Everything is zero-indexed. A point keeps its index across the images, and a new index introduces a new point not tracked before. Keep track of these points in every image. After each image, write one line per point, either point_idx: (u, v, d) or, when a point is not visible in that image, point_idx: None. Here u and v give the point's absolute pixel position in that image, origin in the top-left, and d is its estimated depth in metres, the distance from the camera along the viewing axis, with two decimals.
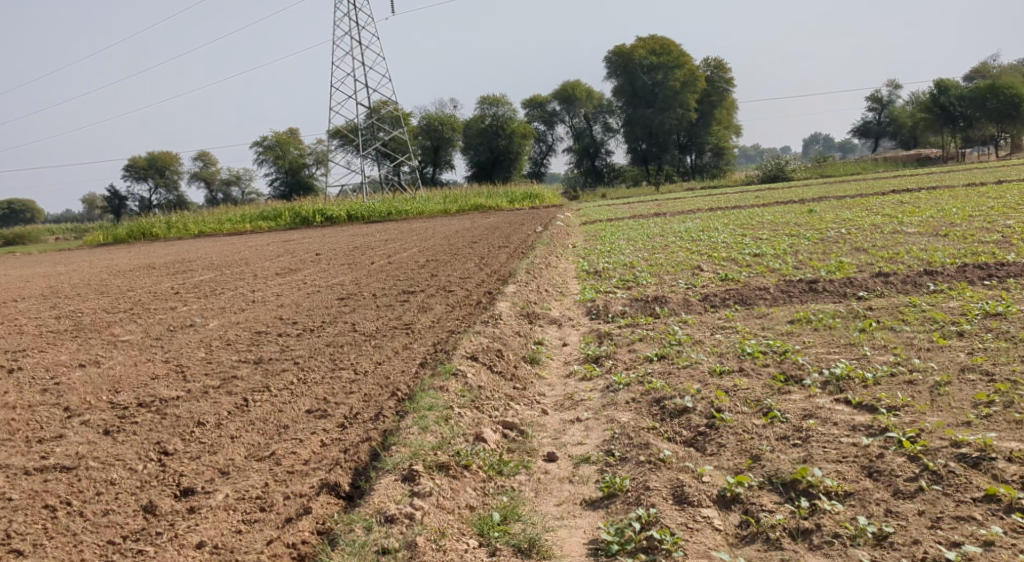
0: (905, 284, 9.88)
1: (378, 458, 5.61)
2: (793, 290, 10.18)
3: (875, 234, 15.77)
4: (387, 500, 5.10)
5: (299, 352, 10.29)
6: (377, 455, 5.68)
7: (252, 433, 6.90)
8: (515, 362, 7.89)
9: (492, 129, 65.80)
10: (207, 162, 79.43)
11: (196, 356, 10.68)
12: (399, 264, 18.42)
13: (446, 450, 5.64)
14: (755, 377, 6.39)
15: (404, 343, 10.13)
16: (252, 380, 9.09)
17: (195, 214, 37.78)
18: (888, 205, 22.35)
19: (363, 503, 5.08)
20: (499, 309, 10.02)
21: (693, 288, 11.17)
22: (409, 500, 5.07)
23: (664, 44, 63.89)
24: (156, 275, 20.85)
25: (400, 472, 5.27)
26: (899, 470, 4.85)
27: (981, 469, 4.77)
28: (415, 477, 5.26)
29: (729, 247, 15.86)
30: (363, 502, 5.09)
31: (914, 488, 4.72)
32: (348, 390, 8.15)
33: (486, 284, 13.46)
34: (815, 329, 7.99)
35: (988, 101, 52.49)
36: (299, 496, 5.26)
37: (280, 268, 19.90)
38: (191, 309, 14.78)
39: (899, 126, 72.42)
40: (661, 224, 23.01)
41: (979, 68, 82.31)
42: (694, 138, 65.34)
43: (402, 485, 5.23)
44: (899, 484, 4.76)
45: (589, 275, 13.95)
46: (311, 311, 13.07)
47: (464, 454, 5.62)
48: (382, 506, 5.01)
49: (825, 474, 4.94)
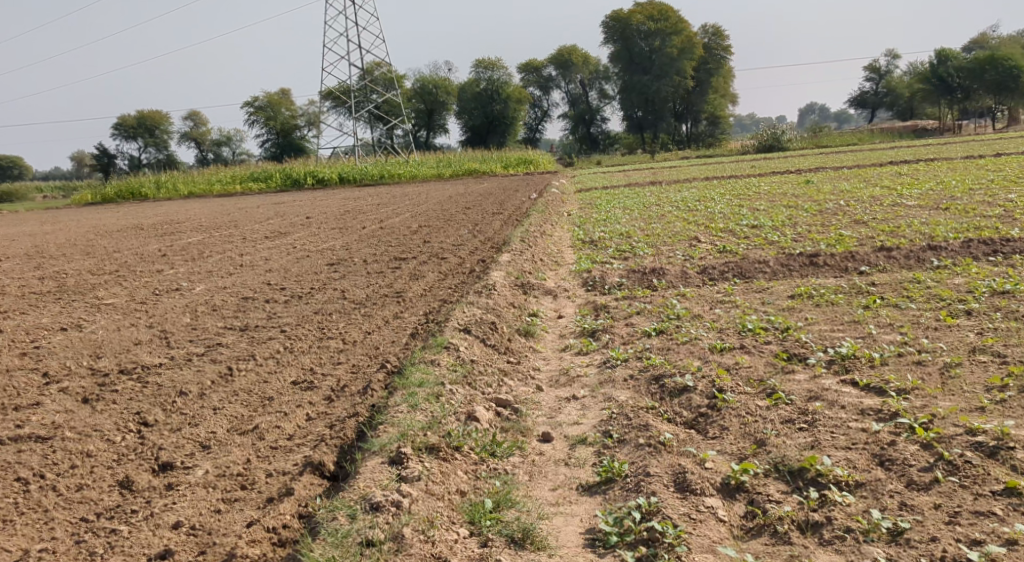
0: (909, 259, 9.66)
1: (366, 438, 5.40)
2: (793, 263, 9.95)
3: (874, 206, 15.52)
4: (375, 484, 4.88)
5: (287, 319, 10.06)
6: (364, 434, 5.46)
7: (236, 404, 6.68)
8: (508, 335, 7.66)
9: (487, 93, 64.92)
10: (198, 122, 78.51)
11: (181, 322, 10.43)
12: (392, 229, 18.12)
13: (438, 429, 5.42)
14: (757, 354, 6.19)
15: (394, 312, 9.90)
16: (238, 348, 8.85)
17: (186, 174, 37.31)
18: (886, 177, 22.08)
19: (350, 487, 4.86)
20: (492, 278, 9.77)
21: (691, 260, 10.93)
22: (399, 484, 4.85)
23: (662, 10, 63.12)
24: (143, 236, 20.52)
25: (388, 454, 5.04)
26: (913, 460, 4.65)
27: (998, 460, 4.57)
28: (405, 460, 5.04)
29: (727, 217, 15.60)
30: (350, 486, 4.87)
31: (929, 479, 4.52)
32: (337, 361, 7.92)
33: (479, 252, 13.20)
34: (818, 305, 7.77)
35: (987, 72, 51.90)
36: (284, 478, 5.04)
37: (269, 231, 19.57)
38: (177, 272, 14.49)
39: (896, 97, 71.93)
40: (657, 193, 22.71)
41: (979, 39, 81.56)
42: (690, 106, 64.74)
43: (392, 466, 5.02)
44: (913, 475, 4.56)
45: (584, 244, 13.69)
46: (300, 277, 12.80)
47: (457, 434, 5.41)
48: (369, 492, 4.79)
49: (834, 463, 4.74)
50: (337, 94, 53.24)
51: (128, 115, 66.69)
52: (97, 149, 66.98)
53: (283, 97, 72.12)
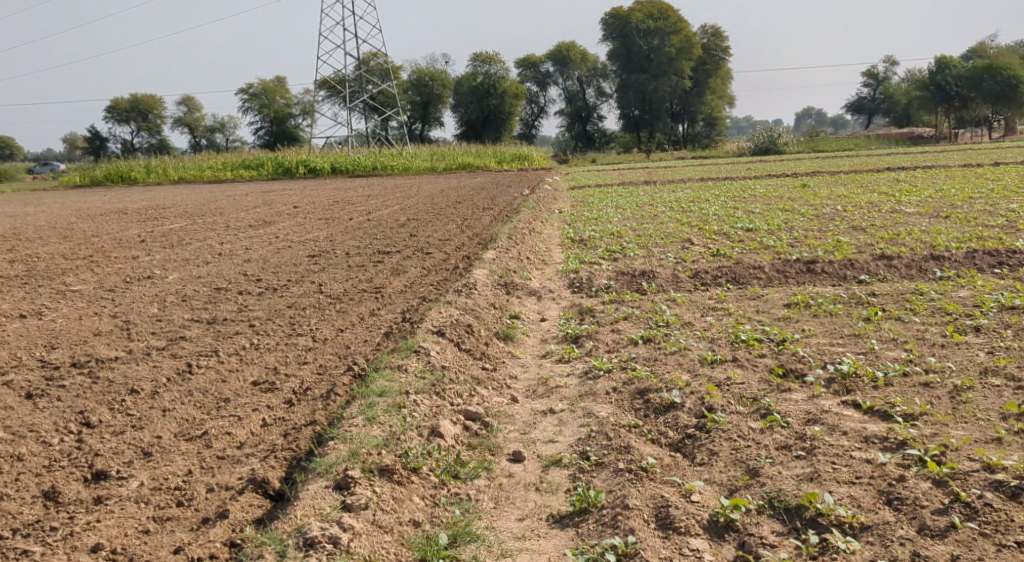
0: (910, 268, 9.23)
1: (316, 454, 4.93)
2: (789, 270, 9.50)
3: (872, 213, 15.11)
4: (318, 514, 4.42)
5: (258, 313, 9.55)
6: (312, 450, 5.01)
7: (189, 406, 6.19)
8: (485, 338, 7.18)
9: (484, 87, 64.09)
10: (192, 108, 77.75)
11: (147, 312, 9.93)
12: (379, 221, 17.60)
13: (396, 447, 4.96)
14: (750, 368, 5.74)
15: (371, 309, 9.40)
16: (202, 342, 8.36)
17: (176, 159, 36.70)
18: (884, 183, 21.69)
19: (289, 516, 4.41)
20: (474, 277, 9.30)
21: (683, 263, 10.50)
22: (344, 516, 4.39)
23: (661, 9, 62.79)
24: (125, 221, 19.98)
25: (333, 480, 4.58)
26: (925, 500, 4.21)
27: (1021, 503, 4.13)
28: (352, 486, 4.57)
29: (721, 219, 15.16)
30: (291, 514, 4.41)
31: (945, 524, 4.08)
32: (304, 360, 7.43)
33: (465, 248, 12.72)
34: (815, 315, 7.32)
35: (985, 81, 51.60)
36: (228, 505, 4.60)
37: (254, 220, 19.03)
38: (153, 259, 13.98)
39: (893, 104, 71.77)
40: (650, 193, 22.27)
41: (978, 48, 81.53)
42: (687, 106, 64.15)
43: (342, 492, 4.58)
44: (925, 518, 4.12)
45: (574, 243, 13.25)
46: (278, 268, 12.29)
47: (416, 454, 4.95)
48: (306, 523, 4.34)
49: (837, 501, 4.29)
50: (332, 83, 52.64)
51: (121, 98, 65.92)
52: (89, 132, 66.24)
53: (279, 84, 71.34)
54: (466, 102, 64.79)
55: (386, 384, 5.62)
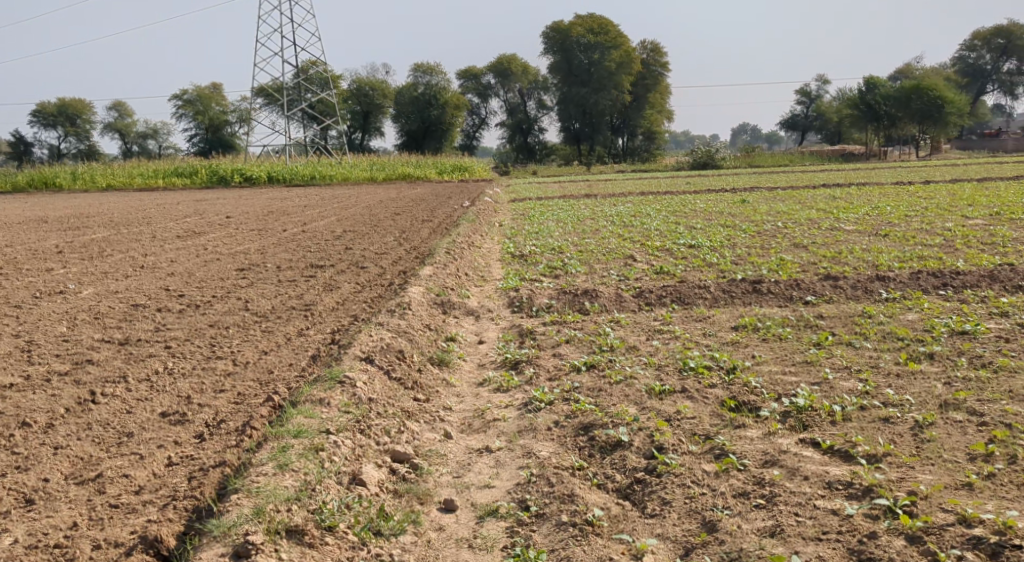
0: (856, 289, 9.02)
1: (210, 514, 4.58)
2: (735, 289, 9.21)
3: (812, 230, 15.04)
4: None
5: (176, 333, 8.90)
6: (207, 508, 4.63)
7: (87, 442, 5.61)
8: (418, 365, 6.70)
9: (424, 98, 63.46)
10: (123, 113, 75.51)
11: (54, 330, 9.23)
12: (314, 233, 16.96)
13: (311, 503, 4.51)
14: (700, 400, 5.39)
15: (300, 328, 8.84)
16: (111, 366, 7.73)
17: (104, 166, 35.31)
18: (821, 199, 21.78)
19: None
20: (409, 295, 8.81)
21: (626, 281, 10.19)
22: None
23: (602, 23, 62.99)
24: (44, 230, 18.96)
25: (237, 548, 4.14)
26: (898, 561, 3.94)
27: None
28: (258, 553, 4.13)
29: (663, 235, 14.91)
30: None
31: None
32: (221, 387, 6.86)
33: (402, 263, 12.20)
34: (765, 340, 7.02)
35: (913, 101, 52.95)
36: None
37: (182, 230, 18.22)
38: (69, 271, 13.15)
39: (826, 121, 73.44)
40: (591, 206, 22.00)
41: (905, 69, 84.08)
42: (627, 120, 64.87)
43: None
44: None
45: (513, 259, 12.84)
46: (203, 283, 11.59)
47: (333, 509, 4.50)
48: None
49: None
50: (269, 90, 51.52)
51: (48, 102, 63.52)
52: (13, 136, 63.77)
53: (215, 91, 69.70)
54: (407, 112, 64.07)
55: (307, 421, 5.16)
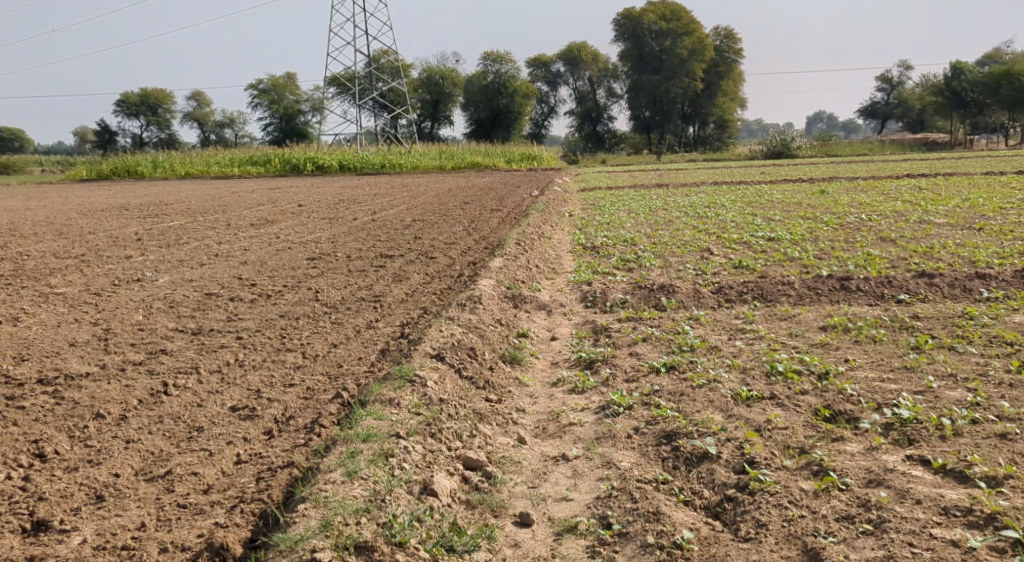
0: (954, 287, 8.49)
1: (276, 525, 4.42)
2: (821, 286, 8.76)
3: (899, 222, 14.38)
4: None
5: (247, 324, 8.84)
6: (275, 519, 4.47)
7: (157, 436, 5.55)
8: (489, 362, 6.48)
9: (494, 86, 63.30)
10: (201, 102, 77.29)
11: (130, 319, 9.28)
12: (384, 222, 16.90)
13: (379, 516, 4.33)
14: (790, 409, 5.09)
15: (369, 320, 8.72)
16: (183, 356, 7.70)
17: (183, 154, 36.04)
18: (905, 191, 20.89)
19: None
20: (480, 289, 8.61)
21: (704, 276, 9.82)
22: None
23: (674, 10, 61.83)
24: (125, 217, 19.33)
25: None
26: None
27: None
28: None
29: (740, 228, 14.40)
30: None
31: None
32: (290, 381, 6.75)
33: (472, 253, 12.02)
34: (857, 342, 6.62)
35: (1002, 87, 50.61)
36: None
37: (256, 219, 18.36)
38: (147, 259, 13.31)
39: (907, 109, 70.96)
40: (663, 196, 21.51)
41: (993, 54, 80.75)
42: (699, 108, 63.61)
43: None
44: None
45: (585, 250, 12.54)
46: (274, 272, 11.58)
47: (403, 523, 4.31)
48: None
49: None
50: (341, 79, 51.98)
51: (131, 91, 65.28)
52: (98, 125, 65.79)
53: (289, 80, 70.75)
54: (476, 101, 64.03)
55: (377, 423, 5.02)
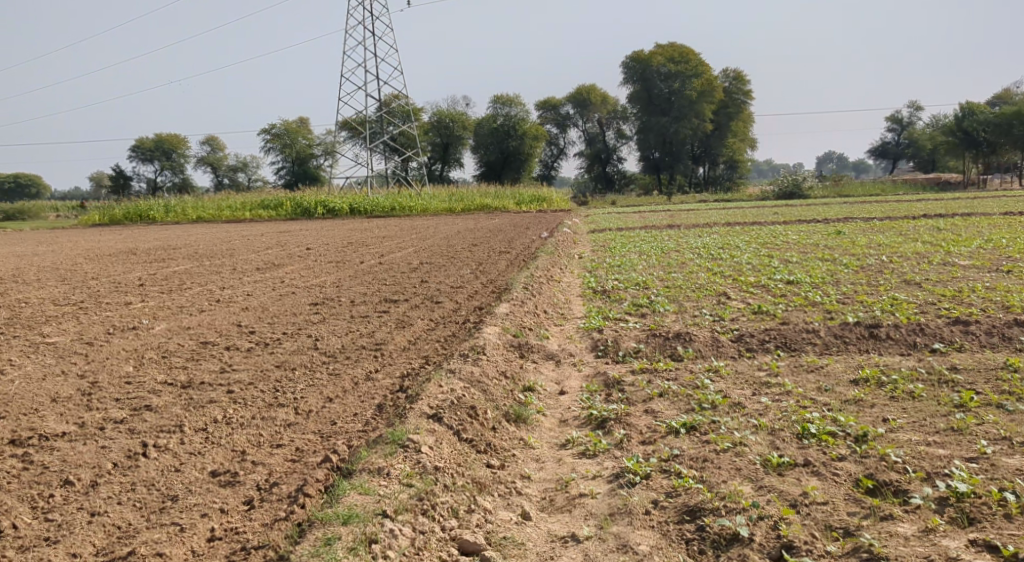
0: (991, 336, 7.95)
1: None
2: (848, 334, 8.22)
3: (921, 264, 13.81)
4: None
5: (240, 375, 8.36)
6: None
7: (127, 507, 5.04)
8: (492, 422, 5.99)
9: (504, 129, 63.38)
10: (216, 147, 77.76)
11: (119, 371, 8.81)
12: (391, 265, 16.49)
13: None
14: (828, 479, 4.63)
15: (367, 371, 8.21)
16: (169, 413, 7.17)
17: (195, 198, 35.96)
18: (924, 231, 20.34)
19: None
20: (485, 338, 8.13)
21: (721, 322, 9.32)
22: None
23: (683, 52, 61.80)
24: (131, 262, 19.03)
25: None
26: None
27: None
28: None
29: (756, 270, 13.87)
30: None
31: None
32: (277, 442, 6.23)
33: (479, 298, 11.56)
34: (895, 397, 6.08)
35: (1014, 127, 50.07)
36: None
37: (262, 262, 17.99)
38: (147, 305, 12.91)
39: (918, 149, 70.62)
40: (675, 237, 21.02)
41: (1003, 96, 80.59)
42: (708, 149, 63.47)
43: None
44: None
45: (596, 294, 12.05)
46: (275, 318, 11.12)
47: None
48: None
49: None
50: (353, 123, 52.05)
51: (147, 137, 65.78)
52: (114, 170, 66.25)
53: (302, 125, 71.12)
54: (486, 143, 64.11)
55: (362, 499, 4.73)
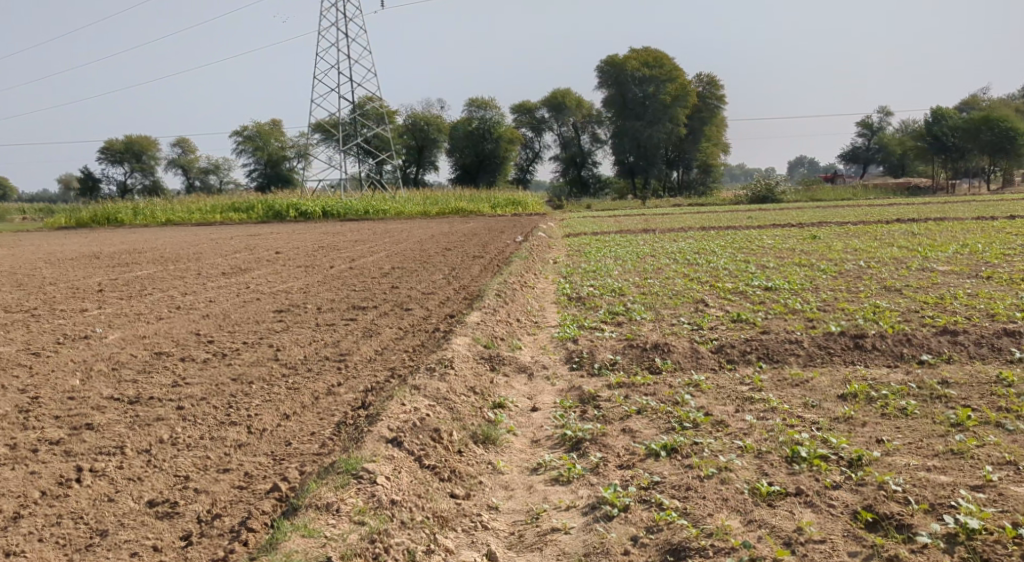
0: (980, 346, 7.63)
1: None
2: (832, 346, 7.85)
3: (900, 270, 13.50)
4: None
5: (194, 389, 7.84)
6: None
7: (48, 545, 4.65)
8: (457, 445, 5.60)
9: (479, 132, 62.95)
10: (186, 149, 76.50)
11: (63, 385, 8.23)
12: (361, 270, 15.95)
13: None
14: (824, 512, 4.40)
15: (330, 384, 7.73)
16: (111, 432, 6.65)
17: (164, 200, 35.16)
18: (899, 236, 20.10)
19: None
20: (454, 350, 7.70)
21: (699, 332, 8.93)
22: None
23: (657, 56, 61.53)
24: (92, 267, 18.30)
25: None
26: None
27: None
28: None
29: (734, 276, 13.51)
30: None
31: None
32: (225, 466, 5.72)
33: (451, 305, 11.11)
34: (887, 414, 5.72)
35: (983, 133, 50.11)
36: None
37: (228, 267, 17.38)
38: (103, 312, 12.29)
39: (888, 154, 71.02)
40: (650, 242, 20.63)
41: (971, 101, 81.46)
42: (683, 153, 63.58)
43: None
44: None
45: (570, 301, 11.63)
46: (236, 327, 10.58)
47: None
48: None
49: None
50: (325, 126, 51.25)
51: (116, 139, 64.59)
52: (82, 172, 65.00)
53: (275, 127, 70.22)
54: (461, 146, 63.68)
55: (304, 543, 4.35)
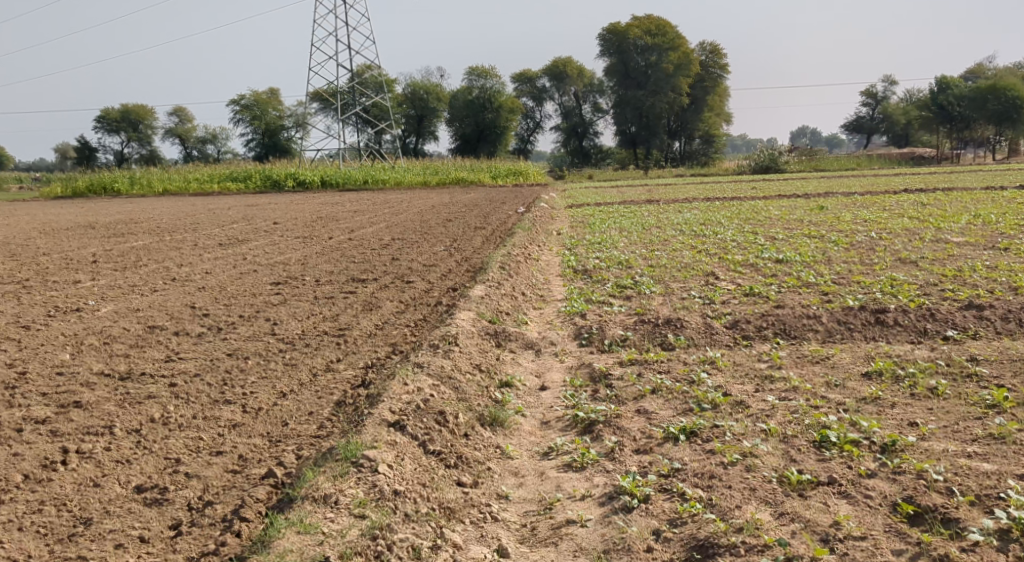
0: (1006, 321, 7.31)
1: None
2: (853, 321, 7.53)
3: (914, 241, 13.16)
4: None
5: (187, 365, 7.53)
6: None
7: (28, 536, 4.36)
8: (463, 428, 5.30)
9: (479, 101, 62.26)
10: (184, 118, 75.71)
11: (52, 360, 7.91)
12: (360, 241, 15.62)
13: None
14: (861, 504, 4.12)
15: (328, 360, 7.43)
16: (100, 411, 6.34)
17: (160, 170, 34.68)
18: (908, 206, 19.73)
19: None
20: (457, 325, 7.38)
21: (712, 306, 8.60)
22: None
23: (659, 24, 60.66)
24: (87, 237, 17.93)
25: None
26: None
27: None
28: None
29: (742, 248, 13.15)
30: None
31: None
32: (218, 448, 5.42)
33: (453, 277, 10.79)
34: (917, 394, 5.42)
35: (989, 102, 49.47)
36: None
37: (225, 237, 17.02)
38: (96, 284, 11.94)
39: (892, 123, 70.31)
40: (654, 213, 20.23)
41: (976, 70, 80.69)
42: (685, 123, 62.61)
43: None
44: None
45: (576, 274, 11.29)
46: (232, 299, 10.25)
47: None
48: None
49: None
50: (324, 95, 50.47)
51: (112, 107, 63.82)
52: (78, 141, 64.31)
53: (273, 96, 69.46)
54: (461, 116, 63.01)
55: (301, 540, 4.07)
